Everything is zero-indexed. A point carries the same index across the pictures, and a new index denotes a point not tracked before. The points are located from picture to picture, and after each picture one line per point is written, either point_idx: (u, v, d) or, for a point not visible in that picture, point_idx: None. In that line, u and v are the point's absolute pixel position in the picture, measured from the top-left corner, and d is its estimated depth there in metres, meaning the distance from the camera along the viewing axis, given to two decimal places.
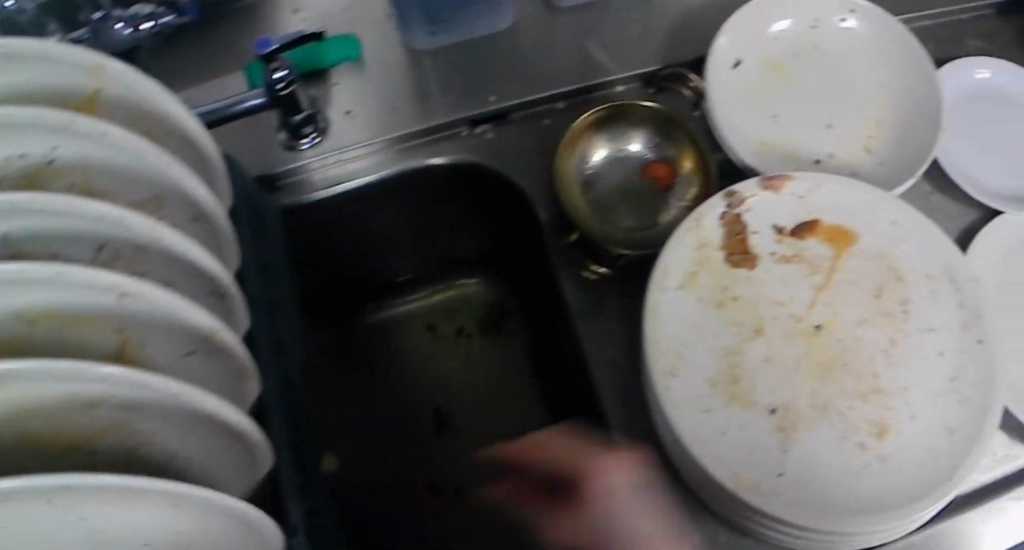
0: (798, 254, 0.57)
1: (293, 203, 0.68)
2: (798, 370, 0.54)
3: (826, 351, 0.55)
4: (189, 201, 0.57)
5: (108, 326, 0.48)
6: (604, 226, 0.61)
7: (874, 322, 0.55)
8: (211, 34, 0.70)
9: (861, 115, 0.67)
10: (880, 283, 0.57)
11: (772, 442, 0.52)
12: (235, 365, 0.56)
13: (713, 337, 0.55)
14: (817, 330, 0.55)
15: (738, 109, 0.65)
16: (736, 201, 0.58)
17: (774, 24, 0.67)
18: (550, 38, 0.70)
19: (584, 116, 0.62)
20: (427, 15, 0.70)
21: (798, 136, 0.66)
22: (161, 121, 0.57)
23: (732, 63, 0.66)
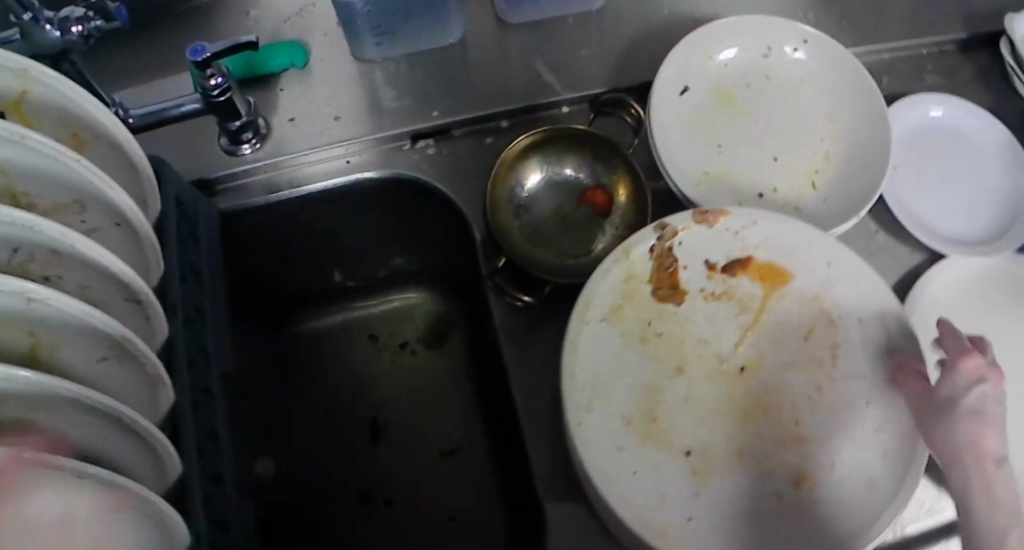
0: (729, 291, 0.56)
1: (230, 209, 0.68)
2: (719, 412, 0.53)
3: (748, 394, 0.54)
4: (113, 207, 0.54)
5: (18, 330, 0.46)
6: (534, 252, 0.60)
7: (802, 367, 0.55)
8: (156, 35, 0.69)
9: (809, 148, 0.65)
10: (809, 326, 0.56)
11: (684, 486, 0.51)
12: (150, 375, 0.53)
13: (634, 373, 0.54)
14: (741, 372, 0.54)
15: (681, 138, 0.64)
16: (668, 234, 0.56)
17: (723, 51, 0.66)
18: (499, 56, 0.69)
19: (519, 139, 0.62)
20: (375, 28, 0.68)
21: (742, 168, 0.64)
22: (91, 126, 0.55)
23: (678, 90, 0.64)
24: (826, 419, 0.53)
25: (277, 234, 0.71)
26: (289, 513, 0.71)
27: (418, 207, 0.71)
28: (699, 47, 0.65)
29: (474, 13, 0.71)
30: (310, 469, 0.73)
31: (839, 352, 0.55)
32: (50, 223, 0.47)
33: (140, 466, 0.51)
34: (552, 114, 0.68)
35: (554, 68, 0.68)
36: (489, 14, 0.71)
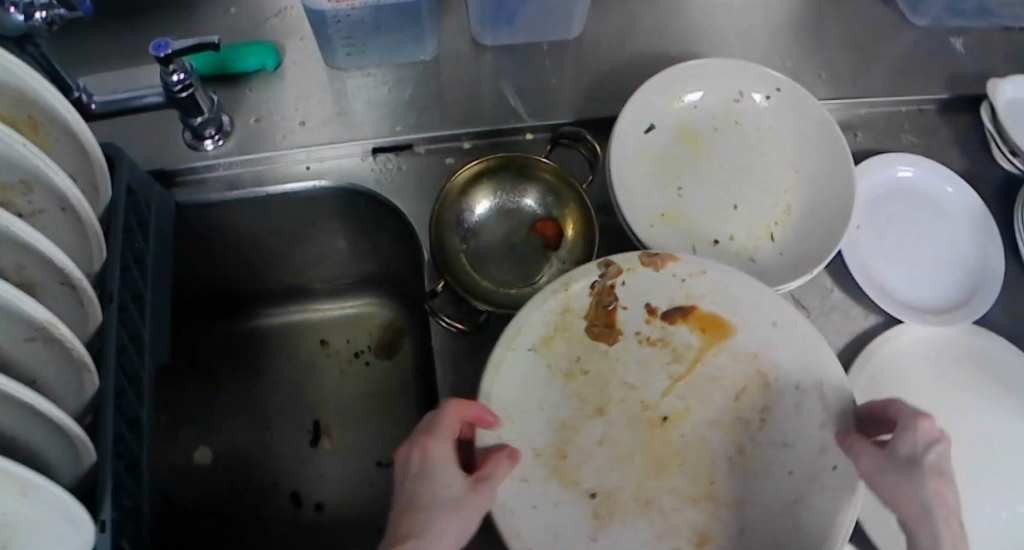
0: (663, 338, 0.54)
1: (185, 201, 0.67)
2: (632, 461, 0.52)
3: (667, 445, 0.52)
4: (58, 192, 0.53)
5: None
6: (476, 278, 0.60)
7: (726, 426, 0.53)
8: (132, 26, 0.70)
9: (771, 199, 0.64)
10: (743, 385, 0.53)
11: (585, 531, 0.49)
12: (76, 359, 0.53)
13: (552, 408, 0.52)
14: (663, 421, 0.53)
15: (640, 176, 0.63)
16: (611, 272, 0.54)
17: (691, 93, 0.65)
18: (471, 76, 0.69)
19: (469, 165, 0.61)
20: (345, 40, 0.67)
21: (700, 213, 0.63)
22: (47, 109, 0.54)
23: (643, 127, 0.64)
24: (741, 480, 0.51)
25: (232, 227, 0.71)
26: (218, 506, 0.71)
27: (372, 213, 0.70)
28: (669, 85, 0.64)
29: (452, 33, 0.71)
30: (244, 464, 0.73)
31: (769, 417, 0.52)
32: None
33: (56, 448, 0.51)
34: (516, 142, 0.68)
35: (523, 95, 0.69)
36: (466, 36, 0.71)
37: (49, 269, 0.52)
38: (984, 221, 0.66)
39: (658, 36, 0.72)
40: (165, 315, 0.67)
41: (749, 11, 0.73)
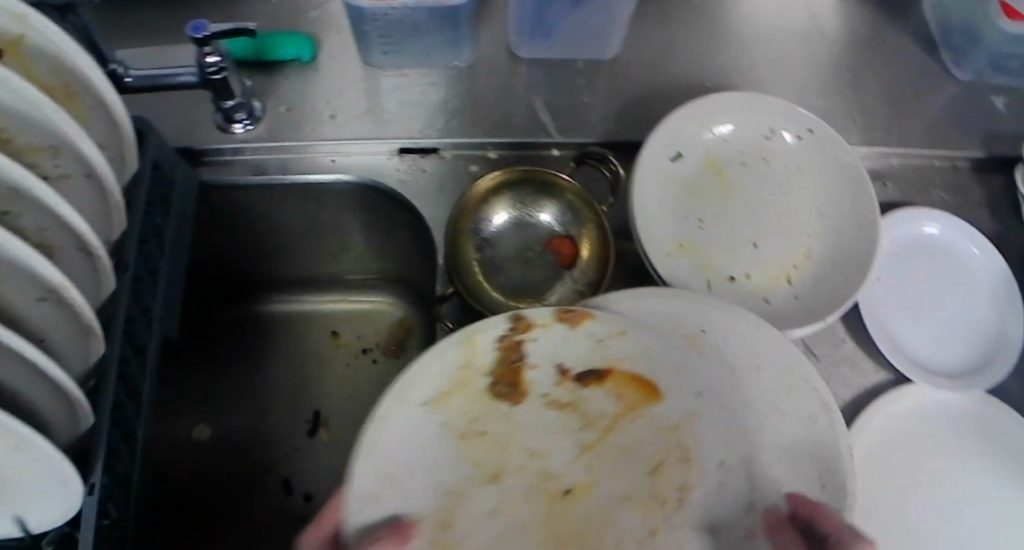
0: (575, 402, 0.47)
1: (212, 181, 0.68)
2: (528, 537, 0.44)
3: (573, 521, 0.45)
4: (83, 158, 0.53)
5: None
6: (486, 291, 0.60)
7: (640, 505, 0.45)
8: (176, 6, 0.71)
9: (792, 241, 0.63)
10: (661, 459, 0.46)
11: None
12: (82, 324, 0.52)
13: (437, 470, 0.45)
14: (565, 495, 0.45)
15: (661, 204, 0.62)
16: (521, 325, 0.46)
17: (722, 124, 0.64)
18: (504, 87, 0.69)
19: (489, 176, 0.60)
20: (382, 38, 0.68)
21: (718, 247, 0.63)
22: (80, 79, 0.54)
23: (669, 155, 0.63)
24: None
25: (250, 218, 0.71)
26: (210, 482, 0.72)
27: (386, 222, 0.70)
28: (702, 115, 0.63)
29: (490, 42, 0.71)
30: (243, 452, 0.73)
31: (687, 498, 0.44)
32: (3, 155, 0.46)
33: (56, 411, 0.51)
34: (542, 154, 0.67)
35: (554, 111, 0.68)
36: (502, 47, 0.71)
37: (63, 230, 0.52)
38: (1008, 289, 0.65)
39: (697, 65, 0.71)
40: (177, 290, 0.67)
41: (791, 51, 0.72)
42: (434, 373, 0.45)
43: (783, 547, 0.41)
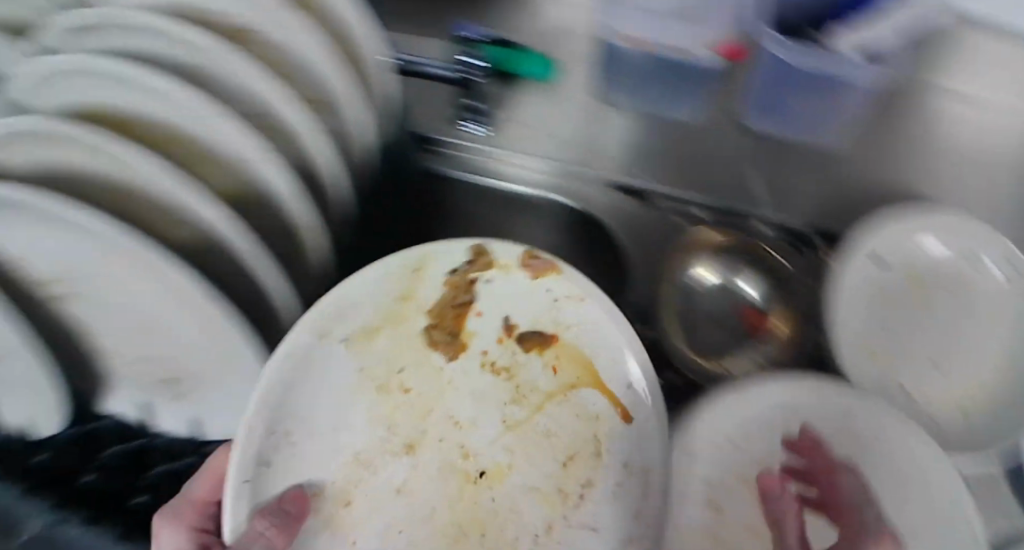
0: (509, 367, 0.58)
1: (434, 170, 0.72)
2: (434, 520, 0.54)
3: (477, 504, 0.54)
4: (337, 117, 0.59)
5: (234, 173, 0.56)
6: (679, 339, 0.65)
7: (548, 498, 0.54)
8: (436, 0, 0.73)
9: (976, 373, 0.63)
10: (576, 455, 0.55)
11: None
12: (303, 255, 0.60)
13: (361, 429, 0.55)
14: (477, 477, 0.55)
15: (853, 303, 0.63)
16: (478, 264, 0.58)
17: (928, 240, 0.65)
18: (724, 148, 0.70)
19: (709, 231, 0.69)
20: (624, 77, 0.69)
21: (903, 358, 0.64)
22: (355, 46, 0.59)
23: (869, 256, 0.64)
24: None
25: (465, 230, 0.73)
26: None
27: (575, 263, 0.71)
28: (910, 232, 0.65)
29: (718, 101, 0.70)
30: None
31: (589, 493, 0.54)
32: (292, 109, 0.55)
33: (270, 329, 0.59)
34: (749, 222, 0.69)
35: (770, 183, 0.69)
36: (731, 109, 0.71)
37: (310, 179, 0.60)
38: None
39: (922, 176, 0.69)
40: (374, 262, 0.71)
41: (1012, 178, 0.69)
42: (368, 294, 0.57)
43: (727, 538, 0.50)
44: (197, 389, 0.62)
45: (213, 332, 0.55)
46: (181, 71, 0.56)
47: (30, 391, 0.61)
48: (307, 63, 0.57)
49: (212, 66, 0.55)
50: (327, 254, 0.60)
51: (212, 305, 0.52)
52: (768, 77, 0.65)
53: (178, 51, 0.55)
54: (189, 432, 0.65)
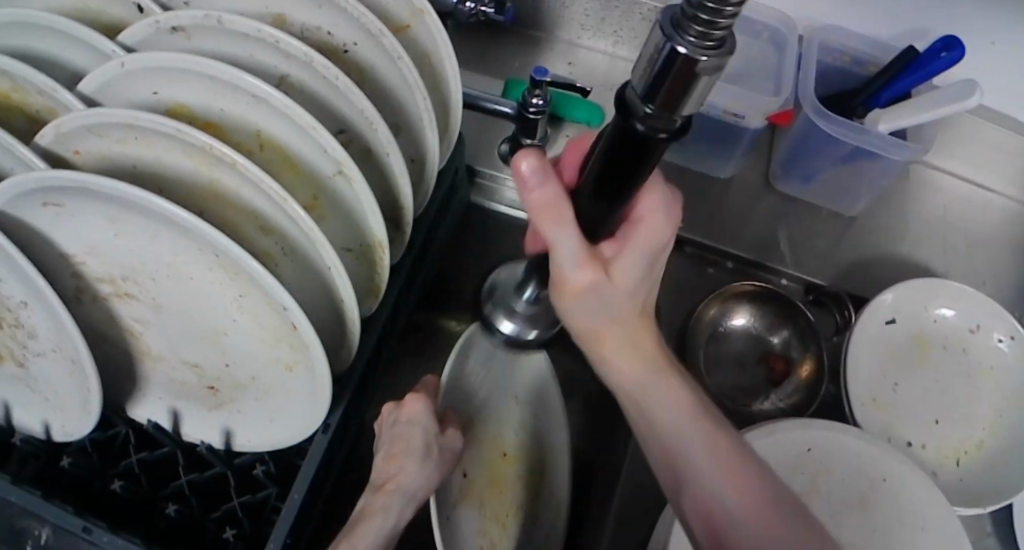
0: None
1: (479, 202, 0.74)
2: (154, 364, 0.62)
3: (8, 316, 0.59)
4: (418, 143, 0.63)
5: (307, 184, 0.58)
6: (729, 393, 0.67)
7: (32, 341, 0.60)
8: (526, 35, 0.81)
9: (970, 430, 0.67)
10: (78, 287, 0.59)
11: (207, 406, 0.62)
12: (370, 269, 0.61)
13: (40, 240, 0.56)
14: (111, 318, 0.60)
15: (867, 362, 0.68)
16: None
17: (938, 307, 0.69)
18: (748, 208, 0.75)
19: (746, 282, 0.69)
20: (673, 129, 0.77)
21: (902, 405, 0.68)
22: (438, 62, 0.62)
23: (884, 319, 0.69)
24: (41, 353, 0.60)
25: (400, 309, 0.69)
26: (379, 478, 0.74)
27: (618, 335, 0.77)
28: (921, 295, 0.69)
29: (754, 166, 0.77)
30: (420, 523, 0.76)
31: None
32: (382, 128, 0.57)
33: (329, 334, 0.60)
34: (773, 278, 0.73)
35: (792, 243, 0.74)
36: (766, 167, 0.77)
37: (389, 201, 0.62)
38: None
39: (919, 251, 0.74)
40: (424, 284, 0.72)
41: (989, 259, 0.74)
42: None
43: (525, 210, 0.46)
44: (233, 403, 0.62)
45: (272, 332, 0.56)
46: (267, 76, 0.57)
47: (74, 397, 0.61)
48: (401, 89, 0.60)
49: (300, 74, 0.57)
50: (384, 274, 0.60)
51: (263, 292, 0.53)
52: (802, 143, 0.72)
53: (277, 62, 0.56)
54: (221, 444, 0.63)
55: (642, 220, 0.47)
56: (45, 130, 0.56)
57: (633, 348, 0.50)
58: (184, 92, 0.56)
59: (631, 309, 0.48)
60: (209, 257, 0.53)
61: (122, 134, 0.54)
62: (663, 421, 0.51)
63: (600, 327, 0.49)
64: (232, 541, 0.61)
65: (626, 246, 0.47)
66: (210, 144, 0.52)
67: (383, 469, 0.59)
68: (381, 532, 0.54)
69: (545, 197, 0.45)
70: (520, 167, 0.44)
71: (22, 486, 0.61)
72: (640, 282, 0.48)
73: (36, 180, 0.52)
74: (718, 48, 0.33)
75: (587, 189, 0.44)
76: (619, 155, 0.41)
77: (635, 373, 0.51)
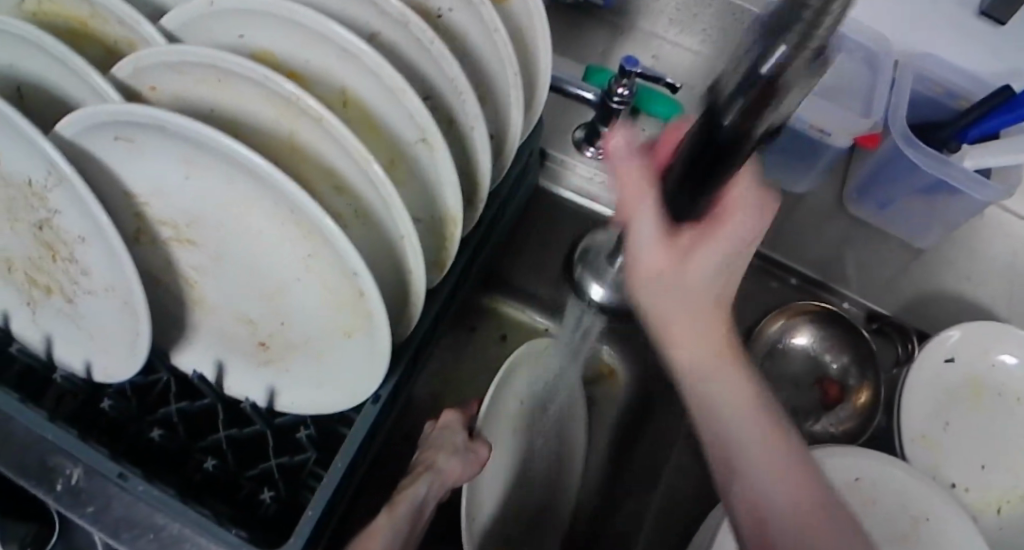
0: (31, 91, 0.57)
1: (546, 187, 0.76)
2: (205, 313, 0.60)
3: (62, 250, 0.57)
4: (500, 120, 0.61)
5: (386, 148, 0.56)
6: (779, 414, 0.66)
7: (82, 276, 0.58)
8: (610, 25, 0.79)
9: (1017, 479, 0.66)
10: (139, 229, 0.57)
11: (255, 361, 0.61)
12: (439, 244, 0.59)
13: (105, 176, 0.54)
14: (167, 262, 0.58)
15: (921, 398, 0.67)
16: None
17: (999, 353, 0.68)
18: (815, 224, 0.74)
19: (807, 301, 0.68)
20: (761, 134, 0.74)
21: (950, 445, 0.67)
22: (532, 39, 0.60)
23: (944, 357, 0.68)
24: (90, 290, 0.58)
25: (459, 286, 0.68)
26: None
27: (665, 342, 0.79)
28: (985, 338, 0.68)
29: (827, 183, 0.76)
30: (446, 504, 0.76)
31: (39, 220, 0.57)
32: (472, 99, 0.54)
33: (390, 305, 0.58)
34: (834, 300, 0.71)
35: (859, 266, 0.72)
36: (838, 186, 0.76)
37: (466, 177, 0.60)
38: None
39: (986, 292, 0.72)
40: (484, 263, 0.71)
41: None
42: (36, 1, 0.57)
43: (617, 170, 0.49)
44: (282, 363, 0.60)
45: (335, 298, 0.54)
46: (359, 32, 0.55)
47: (117, 339, 0.59)
48: (492, 62, 0.58)
49: (393, 36, 0.54)
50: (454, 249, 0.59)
51: (334, 254, 0.51)
52: (883, 166, 0.70)
53: (372, 21, 0.54)
54: (264, 403, 0.62)
55: (725, 216, 0.45)
56: (122, 61, 0.53)
57: (710, 350, 0.45)
58: (270, 39, 0.54)
59: (704, 302, 0.44)
60: (282, 210, 0.51)
61: (203, 76, 0.52)
62: (728, 431, 0.45)
63: (666, 314, 0.45)
64: (270, 503, 0.61)
65: (705, 238, 0.45)
66: (296, 96, 0.49)
67: (422, 454, 0.65)
68: (414, 502, 0.61)
69: (633, 176, 0.49)
70: (612, 141, 0.49)
71: (56, 422, 0.60)
72: (717, 279, 0.44)
73: (113, 114, 0.49)
74: (813, 57, 0.35)
75: (670, 176, 0.47)
76: (708, 144, 0.44)
77: (704, 366, 0.45)
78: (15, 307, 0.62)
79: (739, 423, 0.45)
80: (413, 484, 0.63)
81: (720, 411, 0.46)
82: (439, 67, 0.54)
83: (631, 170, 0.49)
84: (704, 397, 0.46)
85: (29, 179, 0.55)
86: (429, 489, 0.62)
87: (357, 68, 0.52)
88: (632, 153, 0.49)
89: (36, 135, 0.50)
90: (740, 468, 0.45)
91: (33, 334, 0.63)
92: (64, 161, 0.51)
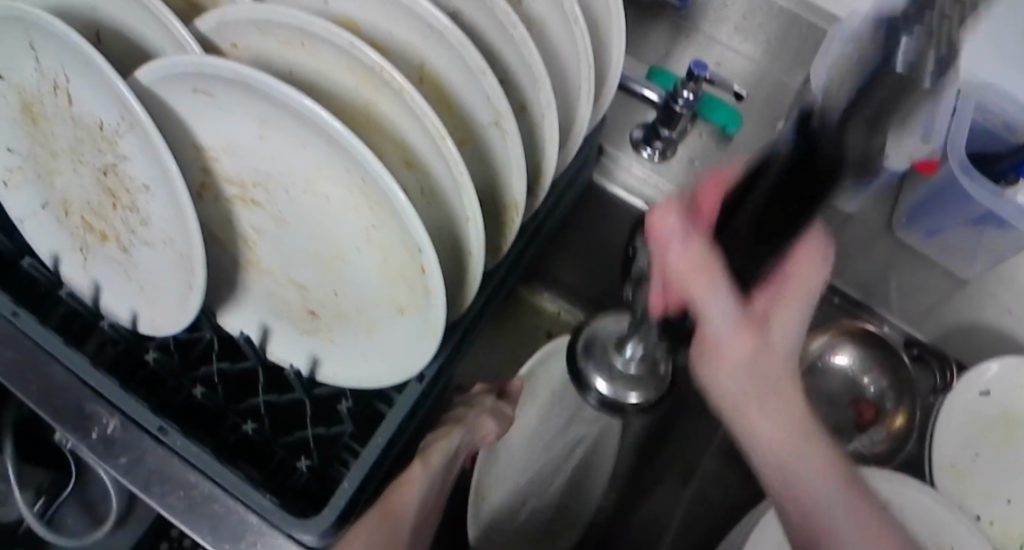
0: (112, 36, 0.57)
1: (598, 184, 0.73)
2: (259, 274, 0.60)
3: (125, 197, 0.58)
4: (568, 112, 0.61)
5: (457, 128, 0.56)
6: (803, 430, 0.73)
7: (140, 225, 0.58)
8: (677, 30, 0.79)
9: None
10: (203, 183, 0.57)
11: (302, 327, 0.61)
12: (500, 226, 0.60)
13: (179, 127, 0.54)
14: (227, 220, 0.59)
15: (953, 428, 0.68)
16: None
17: None
18: (863, 246, 0.74)
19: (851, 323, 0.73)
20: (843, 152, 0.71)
21: (978, 477, 0.68)
22: (608, 34, 0.60)
23: (980, 389, 0.68)
24: (146, 238, 0.59)
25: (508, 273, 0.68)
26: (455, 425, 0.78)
27: None
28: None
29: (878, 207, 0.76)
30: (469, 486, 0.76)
31: (105, 164, 0.57)
32: (548, 88, 0.55)
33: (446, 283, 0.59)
34: (876, 323, 0.72)
35: (902, 292, 0.73)
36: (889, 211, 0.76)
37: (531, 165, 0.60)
38: None
39: None
40: (533, 254, 0.71)
41: None
42: None
43: (666, 251, 0.46)
44: (329, 332, 0.60)
45: (394, 270, 0.54)
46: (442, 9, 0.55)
47: (168, 290, 0.59)
48: (569, 53, 0.58)
49: (477, 17, 0.54)
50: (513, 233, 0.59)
51: (400, 225, 0.51)
52: (939, 194, 0.70)
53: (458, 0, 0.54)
54: (305, 369, 0.62)
55: (791, 276, 0.48)
56: (208, 16, 0.53)
57: (784, 413, 0.47)
58: (354, 7, 0.54)
59: (784, 375, 0.47)
60: (353, 176, 0.51)
61: (286, 38, 0.52)
62: (807, 491, 0.47)
63: (743, 393, 0.47)
64: (304, 473, 0.60)
65: (779, 296, 0.47)
66: (379, 65, 0.49)
67: (458, 411, 0.67)
68: (449, 453, 0.62)
69: (690, 253, 0.46)
70: (660, 226, 0.46)
71: (98, 367, 0.60)
72: (784, 356, 0.47)
73: (194, 66, 0.49)
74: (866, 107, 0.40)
75: (736, 247, 0.46)
76: (793, 186, 0.44)
77: (784, 432, 0.47)
78: (67, 250, 0.63)
79: (812, 479, 0.47)
80: (448, 436, 0.64)
81: (795, 471, 0.47)
82: (519, 53, 0.54)
83: (687, 248, 0.46)
84: (777, 457, 0.47)
85: (101, 123, 0.55)
86: (462, 441, 0.64)
87: (440, 44, 0.52)
88: (681, 231, 0.46)
89: (115, 78, 0.50)
90: (816, 516, 0.46)
91: (82, 280, 0.63)
92: (139, 105, 0.50)
